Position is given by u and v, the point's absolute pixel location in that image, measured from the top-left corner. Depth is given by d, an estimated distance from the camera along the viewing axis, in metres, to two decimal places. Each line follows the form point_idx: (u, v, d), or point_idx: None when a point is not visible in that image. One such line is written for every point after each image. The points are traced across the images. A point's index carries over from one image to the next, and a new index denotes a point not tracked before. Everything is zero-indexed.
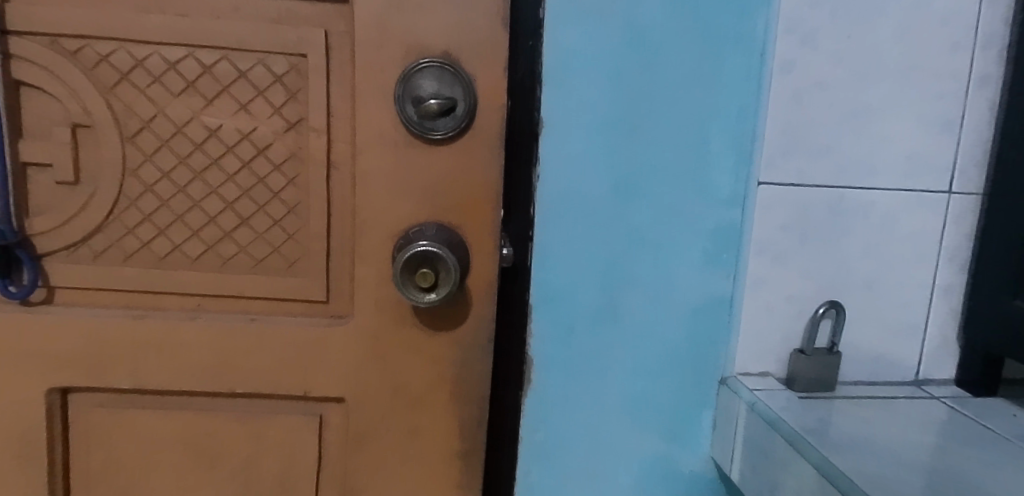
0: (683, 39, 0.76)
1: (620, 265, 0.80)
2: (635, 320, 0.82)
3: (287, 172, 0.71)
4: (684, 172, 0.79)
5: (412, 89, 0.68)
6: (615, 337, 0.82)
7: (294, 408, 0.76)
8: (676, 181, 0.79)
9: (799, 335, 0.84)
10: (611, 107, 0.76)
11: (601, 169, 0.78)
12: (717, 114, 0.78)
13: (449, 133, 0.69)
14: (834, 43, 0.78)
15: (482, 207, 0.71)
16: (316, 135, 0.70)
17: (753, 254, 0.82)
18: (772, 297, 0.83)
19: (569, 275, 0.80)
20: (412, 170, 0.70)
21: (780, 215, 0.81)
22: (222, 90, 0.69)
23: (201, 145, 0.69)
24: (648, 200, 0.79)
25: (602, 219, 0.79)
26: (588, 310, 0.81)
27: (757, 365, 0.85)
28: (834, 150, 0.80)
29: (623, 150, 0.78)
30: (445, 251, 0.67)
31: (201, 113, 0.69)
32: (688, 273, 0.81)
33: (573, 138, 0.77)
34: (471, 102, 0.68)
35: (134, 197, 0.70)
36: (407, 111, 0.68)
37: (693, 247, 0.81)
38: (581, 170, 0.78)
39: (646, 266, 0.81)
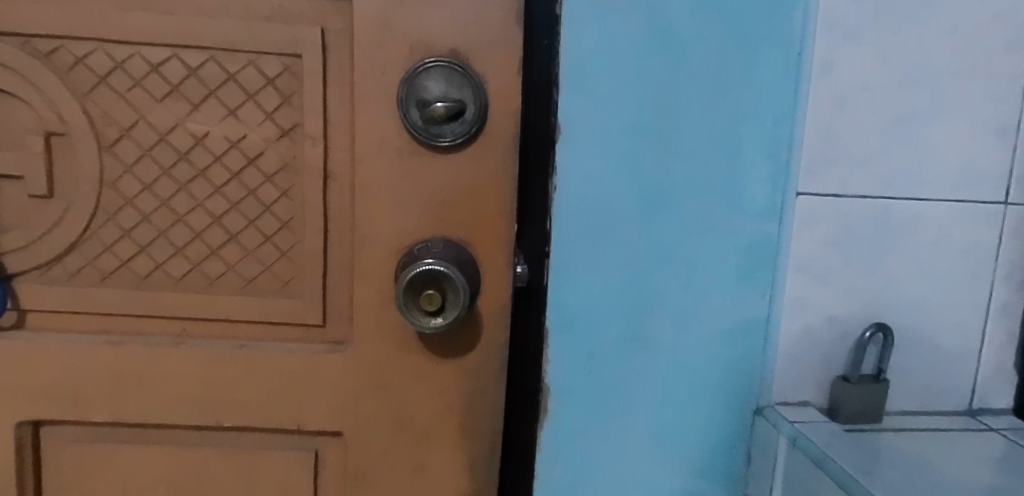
0: (713, 37, 0.69)
1: (645, 285, 0.73)
2: (662, 345, 0.75)
3: (280, 184, 0.65)
4: (714, 182, 0.72)
5: (417, 91, 0.62)
6: (641, 363, 0.75)
7: (287, 443, 0.69)
8: (707, 192, 0.72)
9: (842, 361, 0.77)
10: (634, 112, 0.70)
11: (624, 179, 0.71)
12: (751, 119, 0.71)
13: (457, 140, 0.62)
14: (877, 40, 0.71)
15: (494, 221, 0.64)
16: (312, 143, 0.64)
17: (791, 271, 0.74)
18: (812, 318, 0.75)
19: (590, 295, 0.73)
20: (417, 180, 0.64)
21: (821, 229, 0.74)
22: (210, 95, 0.63)
23: (186, 155, 0.63)
24: (676, 213, 0.72)
25: (625, 234, 0.72)
26: (610, 333, 0.74)
27: (795, 394, 0.77)
28: (879, 158, 0.73)
29: (648, 158, 0.71)
30: (453, 269, 0.60)
31: (186, 120, 0.63)
32: (720, 293, 0.74)
33: (592, 146, 0.70)
34: (481, 105, 0.62)
35: (113, 212, 0.64)
36: (412, 116, 0.62)
37: (725, 264, 0.74)
38: (602, 181, 0.71)
39: (674, 285, 0.74)
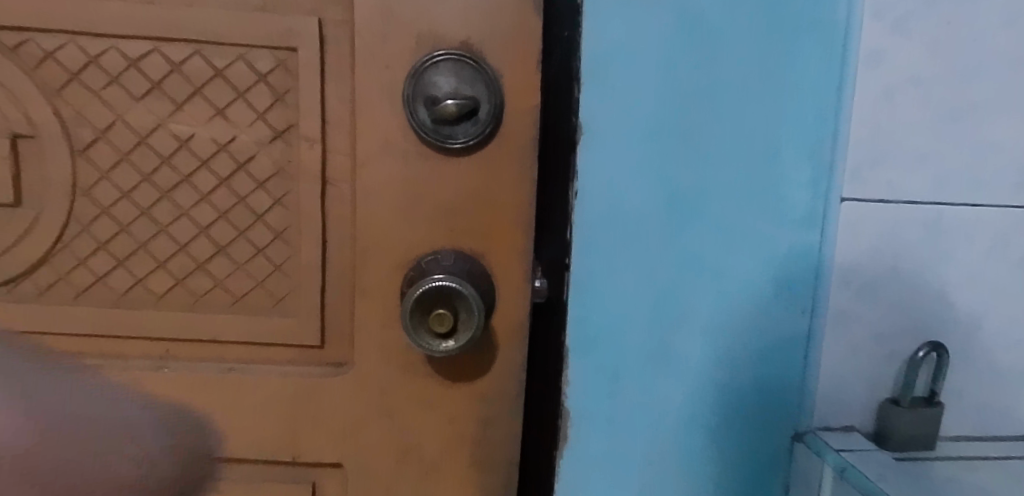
0: (749, 27, 0.63)
1: (674, 300, 0.67)
2: (693, 365, 0.68)
3: (273, 190, 0.58)
4: (750, 187, 0.66)
5: (425, 87, 0.55)
6: (670, 385, 0.68)
7: (281, 475, 0.62)
8: (742, 198, 0.66)
9: (889, 382, 0.70)
10: (663, 110, 0.64)
11: (652, 184, 0.65)
12: (790, 117, 0.65)
13: (470, 141, 0.56)
14: (929, 31, 0.65)
15: (510, 231, 0.58)
16: (309, 146, 0.57)
17: (835, 283, 0.68)
18: (857, 335, 0.69)
19: (614, 310, 0.67)
20: (425, 186, 0.57)
21: (866, 239, 0.67)
22: (194, 92, 0.57)
23: (168, 159, 0.57)
24: (708, 221, 0.66)
25: (652, 245, 0.66)
26: (637, 352, 0.67)
27: (838, 418, 0.71)
28: (930, 160, 0.67)
29: (678, 161, 0.65)
30: (465, 285, 0.53)
31: (168, 120, 0.57)
32: (756, 307, 0.68)
33: (618, 147, 0.64)
34: (496, 103, 0.55)
35: (87, 222, 0.58)
36: (419, 115, 0.55)
37: (761, 277, 0.67)
38: (628, 187, 0.65)
39: (706, 300, 0.67)
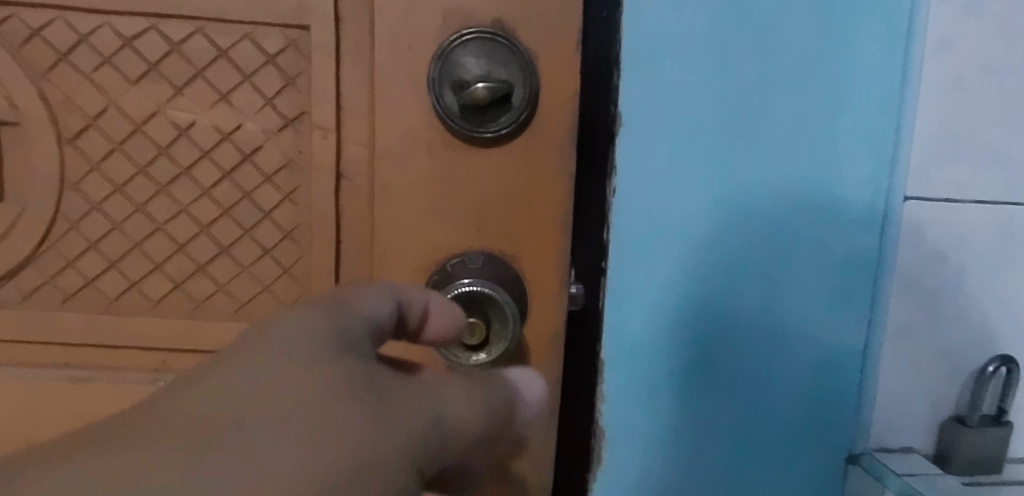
0: (807, 7, 0.56)
1: (720, 309, 0.61)
2: (739, 380, 0.62)
3: (282, 185, 0.53)
4: (805, 185, 0.60)
5: (453, 69, 0.49)
6: (714, 401, 0.63)
7: None
8: (795, 196, 0.60)
9: (952, 399, 0.64)
10: (710, 100, 0.58)
11: (698, 182, 0.59)
12: (850, 107, 0.58)
13: (502, 130, 0.50)
14: (1002, 14, 0.59)
15: (545, 232, 0.52)
16: (322, 135, 0.52)
17: (896, 292, 0.62)
18: (919, 348, 0.63)
19: (655, 320, 0.61)
20: (453, 181, 0.52)
21: (930, 243, 0.61)
22: (195, 75, 0.51)
23: (166, 149, 0.52)
24: (757, 221, 0.60)
25: (696, 248, 0.60)
26: (678, 366, 0.62)
27: (896, 439, 0.65)
28: (999, 157, 0.61)
29: (726, 156, 0.59)
30: (506, 296, 0.48)
31: (166, 107, 0.51)
32: (810, 317, 0.62)
33: (661, 140, 0.58)
34: (531, 88, 0.49)
35: (77, 219, 0.53)
36: (446, 100, 0.50)
37: (815, 283, 0.61)
38: (671, 185, 0.59)
39: (754, 308, 0.61)
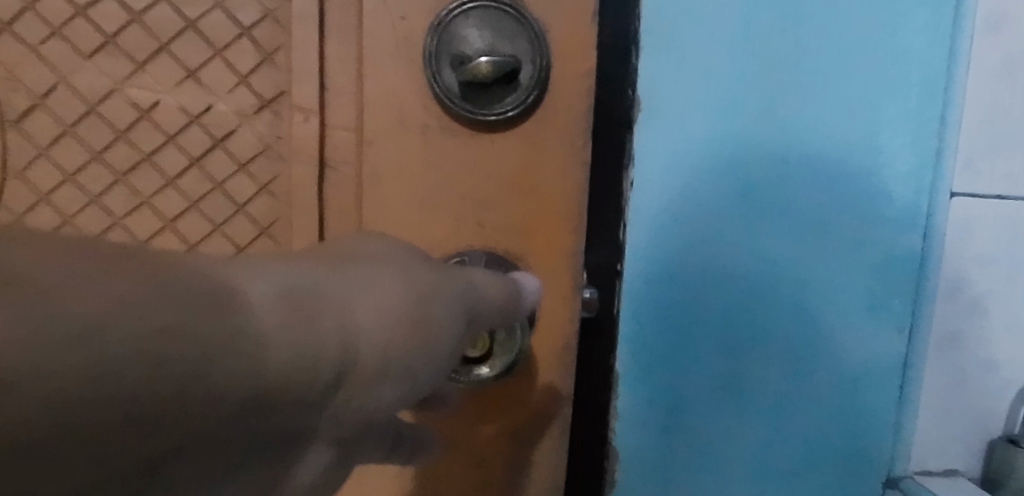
0: None
1: (748, 315, 0.56)
2: (769, 393, 0.57)
3: (258, 174, 0.47)
4: (841, 179, 0.53)
5: (452, 42, 0.43)
6: (740, 416, 0.57)
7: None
8: (832, 191, 0.54)
9: (1001, 416, 0.58)
10: (733, 87, 0.53)
11: (720, 176, 0.54)
12: (893, 91, 0.52)
13: (508, 112, 0.44)
14: None
15: (556, 229, 0.46)
16: (304, 118, 0.46)
17: (942, 298, 0.56)
18: (967, 359, 0.57)
19: (672, 326, 0.56)
20: (452, 171, 0.46)
21: (977, 243, 0.56)
22: (158, 48, 0.45)
23: (125, 133, 0.46)
24: (789, 218, 0.55)
25: (722, 248, 0.55)
26: (699, 377, 0.57)
27: (937, 460, 0.59)
28: None
29: (756, 146, 0.54)
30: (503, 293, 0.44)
31: (125, 84, 0.45)
32: (848, 325, 0.55)
33: (675, 134, 0.55)
34: (540, 63, 0.43)
35: (21, 212, 0.46)
36: (444, 77, 0.44)
37: (852, 288, 0.55)
38: (694, 178, 0.55)
39: (784, 314, 0.56)
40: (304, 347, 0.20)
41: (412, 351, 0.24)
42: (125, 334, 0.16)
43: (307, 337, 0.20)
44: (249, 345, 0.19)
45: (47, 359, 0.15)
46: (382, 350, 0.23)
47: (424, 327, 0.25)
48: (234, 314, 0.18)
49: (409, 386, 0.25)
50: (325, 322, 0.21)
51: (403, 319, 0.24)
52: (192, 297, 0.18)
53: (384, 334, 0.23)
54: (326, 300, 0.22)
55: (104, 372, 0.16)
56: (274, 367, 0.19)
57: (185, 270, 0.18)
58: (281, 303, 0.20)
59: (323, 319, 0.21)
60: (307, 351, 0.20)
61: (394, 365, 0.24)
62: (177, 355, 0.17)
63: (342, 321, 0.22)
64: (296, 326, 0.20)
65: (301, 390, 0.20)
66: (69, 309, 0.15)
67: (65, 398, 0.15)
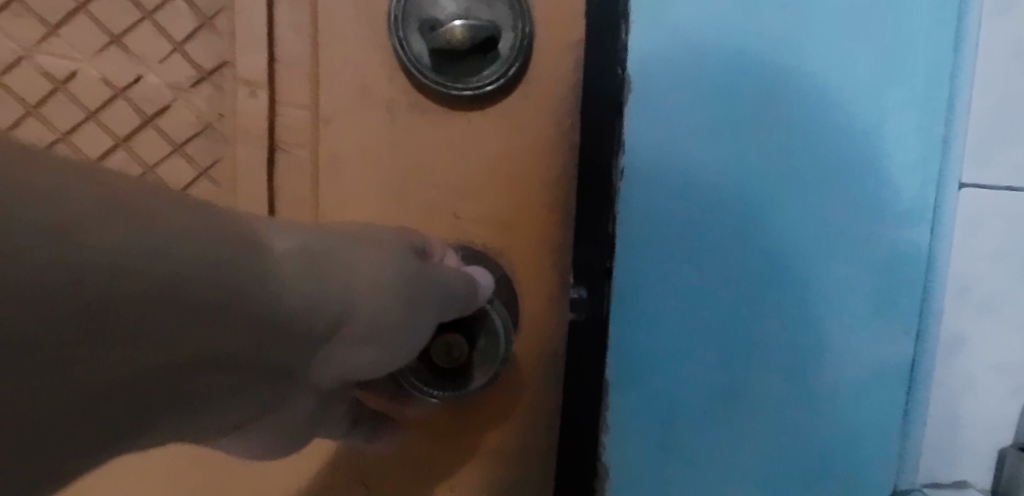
0: None
1: (744, 330, 0.42)
2: (770, 427, 0.43)
3: (197, 158, 0.41)
4: (845, 161, 0.39)
5: (421, 3, 0.37)
6: (732, 452, 0.43)
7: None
8: (829, 183, 0.40)
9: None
10: (739, 38, 0.39)
11: (717, 146, 0.40)
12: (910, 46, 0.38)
13: (485, 87, 0.38)
14: None
15: (537, 221, 0.42)
16: (249, 92, 0.39)
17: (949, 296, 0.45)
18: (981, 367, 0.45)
19: (663, 338, 0.43)
20: (424, 156, 0.41)
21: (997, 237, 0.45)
22: (76, 10, 0.40)
23: (37, 109, 0.41)
24: (790, 216, 0.40)
25: (724, 242, 0.41)
26: (695, 406, 0.43)
27: (948, 472, 0.48)
28: None
29: (765, 120, 0.39)
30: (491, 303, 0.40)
31: (37, 50, 0.40)
32: (850, 341, 0.41)
33: (671, 91, 0.40)
34: (525, 30, 0.37)
35: None
36: (412, 45, 0.38)
37: (856, 302, 0.41)
38: (694, 155, 0.40)
39: (785, 327, 0.41)
40: (315, 299, 0.26)
41: (394, 311, 0.31)
42: (176, 254, 0.20)
43: (323, 293, 0.27)
44: (268, 288, 0.24)
45: (130, 259, 0.19)
46: (376, 315, 0.30)
47: (409, 301, 0.32)
48: (267, 262, 0.24)
49: (387, 347, 0.32)
50: (331, 284, 0.28)
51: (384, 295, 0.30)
52: (228, 235, 0.23)
53: (374, 303, 0.30)
54: (336, 260, 0.28)
55: (160, 283, 0.20)
56: (291, 310, 0.25)
57: (246, 224, 0.25)
58: (307, 258, 0.27)
59: (332, 282, 0.28)
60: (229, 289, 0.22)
61: (382, 327, 0.31)
62: (220, 278, 0.22)
63: (350, 288, 0.28)
64: (323, 282, 0.27)
65: (306, 336, 0.27)
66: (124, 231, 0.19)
67: (132, 299, 0.19)
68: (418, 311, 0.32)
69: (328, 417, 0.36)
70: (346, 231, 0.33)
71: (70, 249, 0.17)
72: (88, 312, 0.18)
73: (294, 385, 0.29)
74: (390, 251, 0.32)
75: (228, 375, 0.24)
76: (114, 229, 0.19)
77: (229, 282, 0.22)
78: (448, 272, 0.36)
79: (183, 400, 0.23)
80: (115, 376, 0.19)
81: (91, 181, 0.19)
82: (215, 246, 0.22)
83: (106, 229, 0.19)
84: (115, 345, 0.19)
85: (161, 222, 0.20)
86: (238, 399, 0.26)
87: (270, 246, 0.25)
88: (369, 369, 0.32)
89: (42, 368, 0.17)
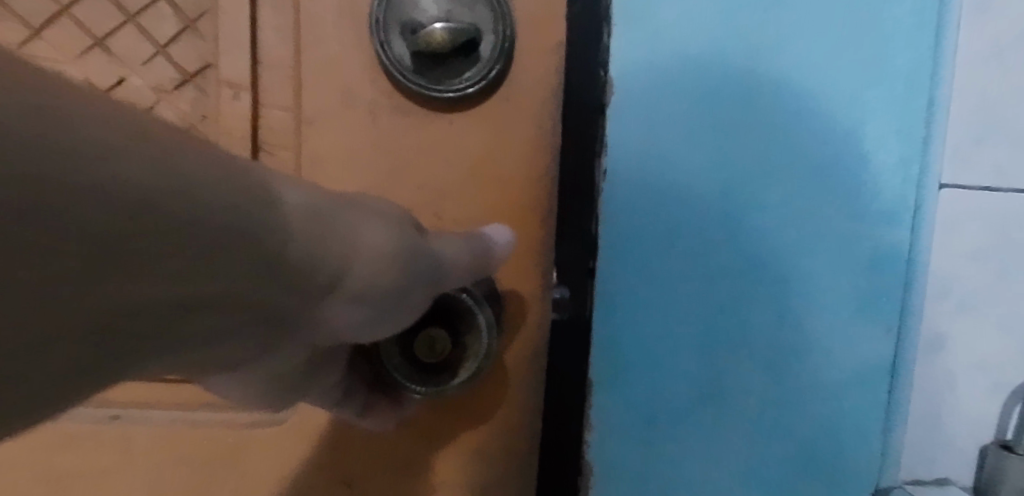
0: None
1: (732, 314, 0.49)
2: (757, 399, 0.50)
3: None
4: (817, 159, 0.46)
5: (403, 7, 0.38)
6: (718, 434, 0.50)
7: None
8: (824, 178, 0.47)
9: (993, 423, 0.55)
10: (727, 38, 0.45)
11: (702, 158, 0.47)
12: (880, 83, 0.45)
13: (467, 89, 0.39)
14: None
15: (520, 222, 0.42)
16: (233, 95, 0.39)
17: (932, 300, 0.53)
18: (954, 361, 0.54)
19: (653, 336, 0.49)
20: (405, 156, 0.41)
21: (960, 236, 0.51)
22: (59, 12, 0.39)
23: None
24: (799, 211, 0.47)
25: (737, 232, 0.48)
26: (676, 397, 0.50)
27: (928, 467, 0.55)
28: None
29: (739, 132, 0.46)
30: (475, 301, 0.40)
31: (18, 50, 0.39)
32: (826, 324, 0.48)
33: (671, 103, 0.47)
34: (505, 32, 0.38)
35: None
36: (394, 48, 0.38)
37: (833, 291, 0.48)
38: (681, 160, 0.47)
39: (774, 320, 0.48)
40: (313, 256, 0.27)
41: (396, 278, 0.32)
42: (189, 181, 0.22)
43: (328, 246, 0.28)
44: (275, 232, 0.25)
45: (131, 178, 0.20)
46: (366, 277, 0.30)
47: (405, 266, 0.32)
48: (273, 202, 0.26)
49: (376, 310, 0.32)
50: (334, 238, 0.29)
51: (382, 260, 0.31)
52: (235, 178, 0.24)
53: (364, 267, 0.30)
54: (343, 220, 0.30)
55: (164, 206, 0.21)
56: (292, 251, 0.26)
57: (259, 172, 0.26)
58: (317, 208, 0.28)
59: (328, 240, 0.28)
60: (238, 227, 0.23)
61: (374, 291, 0.31)
62: (212, 212, 0.22)
63: (344, 249, 0.29)
64: (322, 241, 0.28)
65: (301, 287, 0.28)
66: (135, 163, 0.20)
67: (139, 233, 0.20)
68: (411, 281, 0.33)
69: (322, 374, 0.39)
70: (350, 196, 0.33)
71: (66, 153, 0.18)
72: (103, 237, 0.19)
73: (303, 332, 0.32)
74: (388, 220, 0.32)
75: (226, 317, 0.25)
76: (124, 155, 0.20)
77: (226, 219, 0.23)
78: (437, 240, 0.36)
79: (178, 334, 0.24)
80: (116, 304, 0.21)
81: (100, 108, 0.20)
82: (223, 194, 0.23)
83: (111, 145, 0.19)
84: (116, 266, 0.20)
85: (179, 157, 0.22)
86: (248, 337, 0.28)
87: (271, 195, 0.26)
88: (355, 327, 0.33)
89: (39, 282, 0.18)
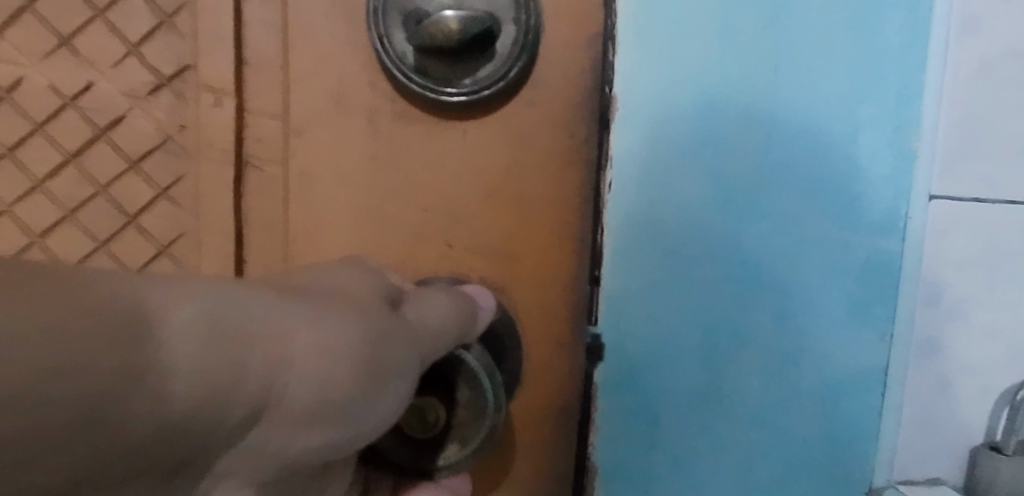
0: None
1: (725, 326, 0.32)
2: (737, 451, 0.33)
3: (157, 178, 0.36)
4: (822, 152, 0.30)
5: None
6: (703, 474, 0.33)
7: None
8: (818, 176, 0.30)
9: (971, 426, 0.37)
10: None
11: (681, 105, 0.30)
12: None
13: (481, 91, 0.32)
14: None
15: (547, 251, 0.34)
16: (215, 101, 0.34)
17: (925, 298, 0.35)
18: (951, 365, 0.36)
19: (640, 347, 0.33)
20: (410, 171, 0.34)
21: (962, 244, 0.35)
22: (57, 45, 0.35)
23: None
24: (780, 217, 0.30)
25: (714, 231, 0.31)
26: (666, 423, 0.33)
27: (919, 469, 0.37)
28: None
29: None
30: (465, 346, 0.31)
31: (9, 94, 0.35)
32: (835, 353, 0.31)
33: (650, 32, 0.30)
34: (522, 13, 0.31)
35: None
36: (395, 41, 0.32)
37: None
38: (661, 120, 0.31)
39: (763, 326, 0.32)
40: (219, 393, 0.17)
41: (347, 383, 0.21)
42: None
43: (214, 372, 0.17)
44: (32, 394, 0.14)
45: None
46: (319, 392, 0.20)
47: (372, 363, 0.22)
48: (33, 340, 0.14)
49: (348, 424, 0.22)
50: (244, 350, 0.18)
51: (333, 359, 0.20)
52: None
53: (321, 376, 0.20)
54: (249, 326, 0.19)
55: None
56: (83, 391, 0.14)
57: (41, 283, 0.15)
58: (201, 329, 0.17)
59: (250, 362, 0.18)
60: None
61: (329, 406, 0.21)
62: None
63: (276, 355, 0.19)
64: (238, 365, 0.18)
65: (209, 435, 0.18)
66: None
67: None
68: (385, 382, 0.22)
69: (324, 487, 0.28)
70: (298, 278, 0.24)
71: None
72: None
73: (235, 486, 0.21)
74: (351, 299, 0.23)
75: None
76: None
77: None
78: (432, 318, 0.27)
79: None
80: None
81: None
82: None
83: None
84: None
85: None
86: None
87: (150, 328, 0.16)
88: (327, 451, 0.23)
89: None
